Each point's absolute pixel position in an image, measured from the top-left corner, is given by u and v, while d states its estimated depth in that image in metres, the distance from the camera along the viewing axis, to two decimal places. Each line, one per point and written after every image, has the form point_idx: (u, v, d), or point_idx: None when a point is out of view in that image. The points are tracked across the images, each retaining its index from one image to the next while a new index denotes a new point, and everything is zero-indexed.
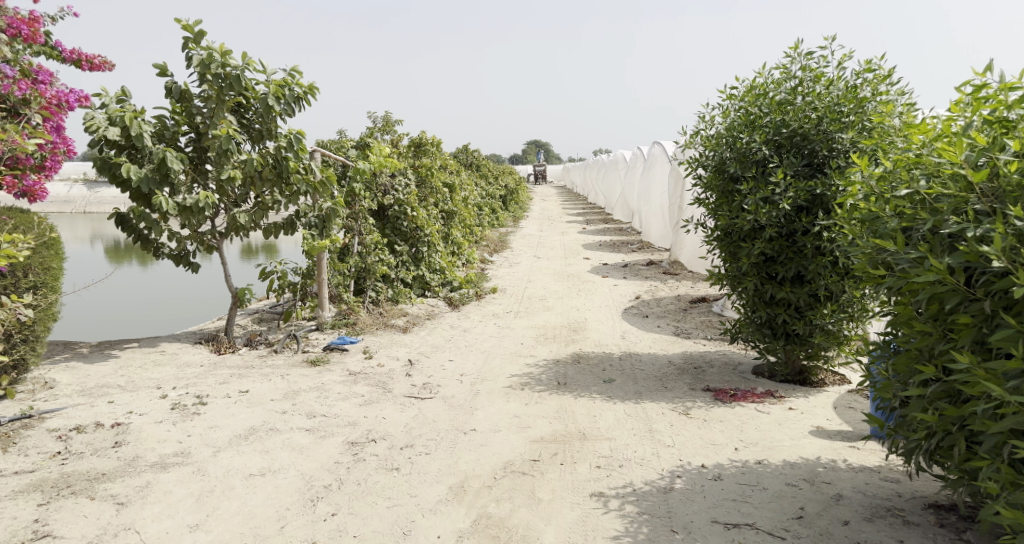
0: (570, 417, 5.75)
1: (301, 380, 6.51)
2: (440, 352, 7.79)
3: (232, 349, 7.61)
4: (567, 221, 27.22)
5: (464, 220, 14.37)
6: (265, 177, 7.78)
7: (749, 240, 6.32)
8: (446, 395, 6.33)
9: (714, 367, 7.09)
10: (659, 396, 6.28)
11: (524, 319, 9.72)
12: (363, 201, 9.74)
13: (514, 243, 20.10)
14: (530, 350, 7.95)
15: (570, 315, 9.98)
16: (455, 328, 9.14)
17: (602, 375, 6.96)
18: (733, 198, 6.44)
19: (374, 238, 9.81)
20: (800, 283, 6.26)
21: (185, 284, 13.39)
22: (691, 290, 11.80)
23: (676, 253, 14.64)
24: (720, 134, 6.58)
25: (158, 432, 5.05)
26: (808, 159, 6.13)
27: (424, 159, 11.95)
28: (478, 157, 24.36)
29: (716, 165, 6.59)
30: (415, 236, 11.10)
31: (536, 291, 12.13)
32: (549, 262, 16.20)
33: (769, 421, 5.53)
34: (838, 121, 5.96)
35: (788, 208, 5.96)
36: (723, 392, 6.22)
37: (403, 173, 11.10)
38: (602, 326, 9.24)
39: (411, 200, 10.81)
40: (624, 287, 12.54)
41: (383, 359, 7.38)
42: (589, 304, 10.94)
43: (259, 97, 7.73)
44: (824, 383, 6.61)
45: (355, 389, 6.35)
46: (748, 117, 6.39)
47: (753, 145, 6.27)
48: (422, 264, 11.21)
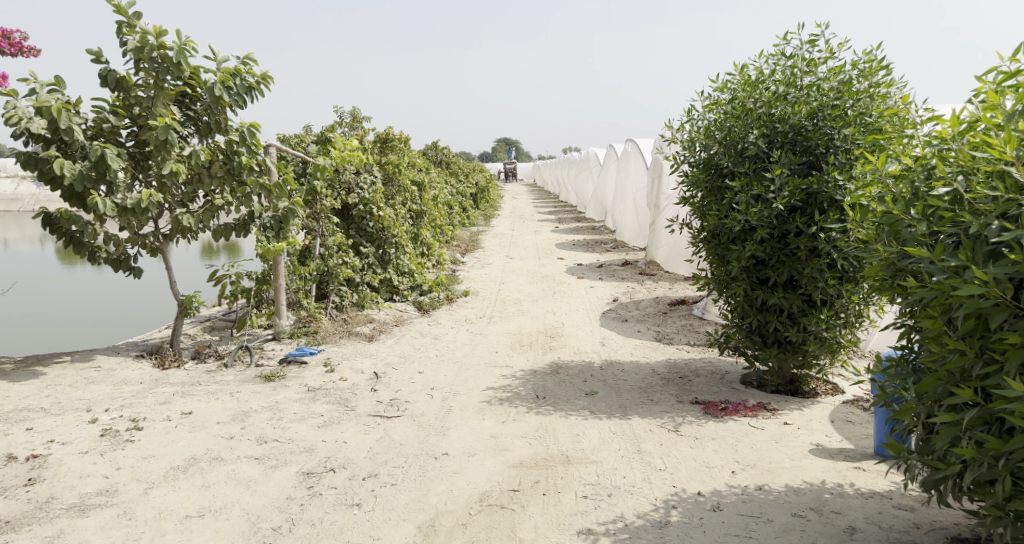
0: (550, 437, 5.27)
1: (252, 399, 5.98)
2: (408, 363, 7.25)
3: (178, 363, 7.03)
4: (540, 219, 26.79)
5: (433, 220, 13.84)
6: (214, 173, 7.26)
7: (739, 241, 5.88)
8: (415, 413, 5.80)
9: (700, 377, 6.66)
10: (644, 411, 5.81)
11: (497, 325, 9.23)
12: (324, 200, 9.14)
13: (485, 242, 19.58)
14: (506, 359, 7.45)
15: (546, 320, 9.49)
16: (425, 336, 8.59)
17: (582, 387, 6.49)
18: (723, 196, 6.03)
19: (337, 240, 9.21)
20: (792, 288, 5.84)
21: (136, 286, 12.49)
22: (670, 291, 11.42)
23: (652, 252, 14.32)
24: (710, 127, 6.20)
25: (81, 466, 4.46)
26: (805, 155, 5.73)
27: (391, 155, 11.39)
28: (448, 154, 23.83)
29: (705, 161, 6.19)
30: (381, 237, 10.53)
31: (510, 294, 11.64)
32: (522, 263, 15.74)
33: (766, 438, 5.09)
34: (837, 116, 5.58)
35: (781, 207, 5.55)
36: (712, 405, 5.78)
37: (368, 170, 10.52)
38: (579, 332, 8.78)
39: (376, 199, 10.26)
40: (601, 289, 12.13)
41: (346, 372, 6.81)
42: (565, 307, 10.48)
43: (206, 85, 7.12)
44: (816, 393, 6.14)
45: (313, 409, 5.78)
46: (741, 108, 6.01)
47: (746, 139, 5.89)
48: (389, 266, 10.65)
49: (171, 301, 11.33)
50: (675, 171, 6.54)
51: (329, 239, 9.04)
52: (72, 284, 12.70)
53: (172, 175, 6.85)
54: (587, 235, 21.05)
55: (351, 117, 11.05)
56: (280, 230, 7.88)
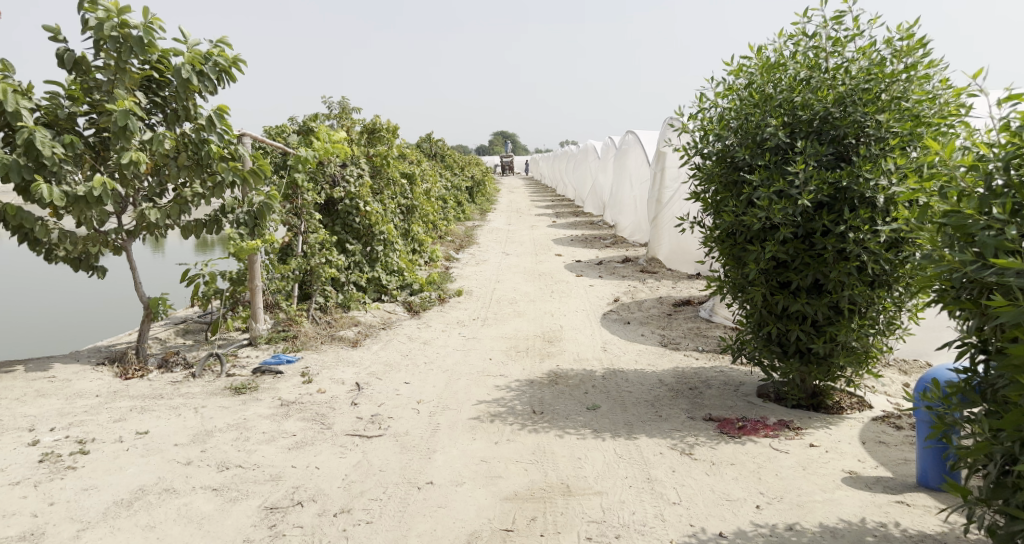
0: (549, 462, 4.69)
1: (218, 416, 5.41)
2: (393, 373, 6.67)
3: (142, 373, 6.44)
4: (536, 214, 26.18)
5: (425, 214, 13.26)
6: (180, 163, 6.69)
7: (759, 242, 5.30)
8: (397, 432, 5.23)
9: (712, 388, 6.08)
10: (652, 429, 5.24)
11: (492, 328, 8.68)
12: (306, 194, 8.55)
13: (480, 237, 18.98)
14: (500, 367, 6.89)
15: (544, 323, 8.91)
16: (413, 341, 8.01)
17: (583, 400, 5.90)
18: (740, 191, 5.43)
19: (320, 235, 8.62)
20: (817, 292, 5.27)
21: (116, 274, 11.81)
22: (673, 290, 10.85)
23: (654, 249, 13.79)
24: (724, 115, 5.61)
25: (10, 501, 3.91)
26: (832, 146, 5.15)
27: (379, 147, 10.79)
28: (443, 147, 23.22)
29: (720, 153, 5.59)
30: (368, 233, 9.95)
31: (505, 294, 11.06)
32: (518, 259, 15.16)
33: (791, 463, 4.53)
34: (869, 100, 5.00)
35: (808, 204, 4.95)
36: (728, 424, 5.20)
37: (355, 163, 9.95)
38: (579, 337, 8.20)
39: (363, 193, 9.68)
40: (601, 287, 11.56)
41: (325, 383, 6.24)
42: (563, 308, 9.91)
43: (173, 68, 6.55)
44: (842, 408, 5.56)
45: (284, 428, 5.20)
46: (759, 95, 5.42)
47: (765, 129, 5.30)
48: (377, 264, 10.09)
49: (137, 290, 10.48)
50: (685, 164, 5.94)
51: (310, 235, 8.46)
52: (37, 269, 11.86)
53: (131, 166, 6.22)
54: (585, 230, 20.48)
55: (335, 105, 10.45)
56: (256, 225, 7.30)
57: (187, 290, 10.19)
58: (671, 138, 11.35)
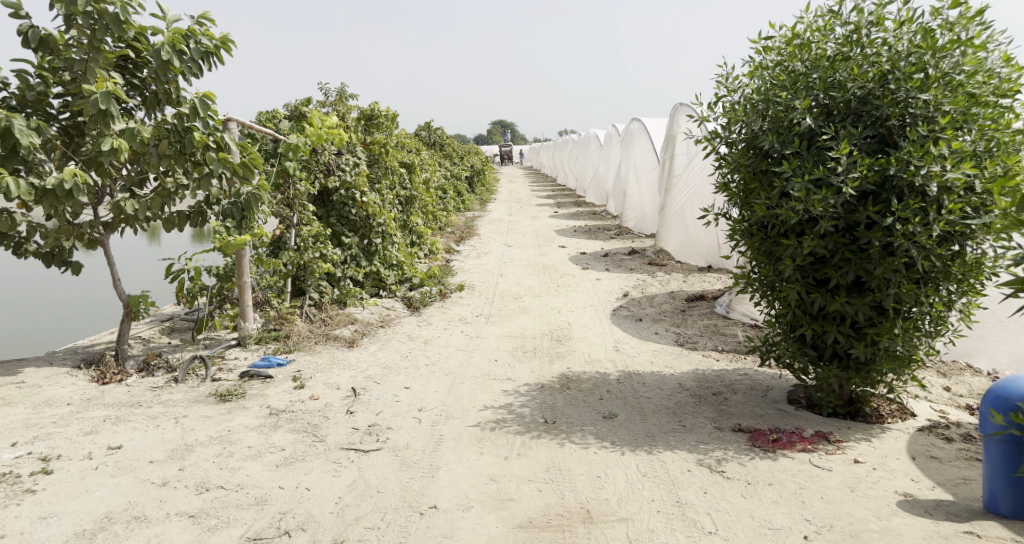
0: (565, 480, 4.23)
1: (200, 427, 4.93)
2: (392, 378, 6.19)
3: (120, 377, 5.95)
4: (537, 204, 25.66)
5: (425, 205, 12.76)
6: (161, 151, 6.18)
7: (796, 236, 4.80)
8: (397, 445, 4.76)
9: (737, 394, 5.60)
10: (676, 440, 4.76)
11: (497, 326, 8.22)
12: (298, 183, 8.05)
13: (481, 228, 18.47)
14: (506, 370, 6.42)
15: (551, 321, 8.43)
16: (413, 340, 7.53)
17: (598, 408, 5.42)
18: (771, 182, 4.88)
19: (314, 227, 8.13)
20: (858, 290, 4.79)
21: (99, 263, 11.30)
22: (685, 285, 10.37)
23: (662, 240, 13.32)
24: (748, 98, 5.05)
25: None
26: (873, 129, 4.59)
27: (376, 135, 10.28)
28: (443, 135, 22.65)
29: (747, 140, 5.02)
30: (365, 226, 9.47)
31: (508, 288, 10.57)
32: (521, 251, 14.66)
33: (837, 484, 4.05)
34: (914, 77, 4.47)
35: (852, 194, 4.42)
36: (761, 436, 4.72)
37: (350, 151, 9.46)
38: (589, 336, 7.72)
39: (359, 184, 9.19)
40: (609, 282, 11.07)
41: (318, 389, 5.77)
42: (570, 304, 9.44)
43: (152, 47, 6.03)
44: (882, 416, 5.09)
45: (272, 441, 4.72)
46: (788, 75, 4.85)
47: (795, 111, 4.75)
48: (375, 258, 9.60)
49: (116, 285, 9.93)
50: (707, 154, 5.40)
51: (303, 228, 7.96)
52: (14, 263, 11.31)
53: (110, 153, 5.69)
54: (588, 221, 19.99)
55: (329, 90, 9.93)
56: (243, 218, 6.81)
57: (174, 285, 9.69)
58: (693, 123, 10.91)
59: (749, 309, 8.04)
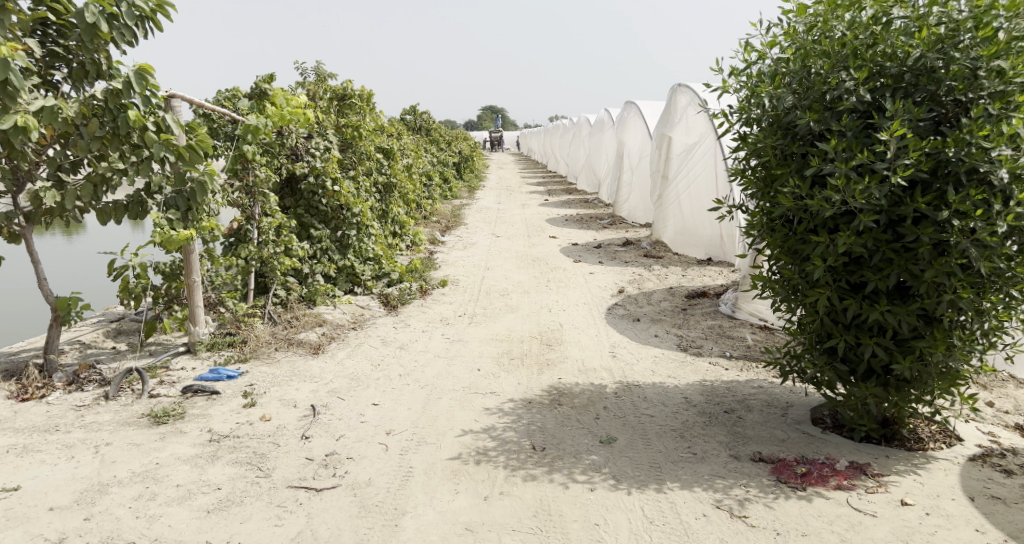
0: (557, 529, 3.52)
1: (123, 458, 4.17)
2: (359, 392, 5.45)
3: (42, 392, 5.16)
4: (527, 192, 24.90)
5: (406, 194, 11.96)
6: (90, 132, 5.40)
7: (830, 231, 4.07)
8: (358, 481, 4.02)
9: (754, 412, 4.84)
10: (687, 475, 4.01)
11: (480, 328, 7.53)
12: (257, 169, 7.32)
13: (468, 217, 17.67)
14: (489, 383, 5.70)
15: (541, 323, 7.71)
16: (388, 346, 6.79)
17: (594, 430, 4.68)
18: (803, 167, 4.14)
19: (274, 220, 7.48)
20: (902, 296, 4.07)
21: (21, 248, 10.18)
22: (684, 279, 9.67)
23: (659, 231, 12.62)
24: (778, 68, 4.29)
25: None
26: (928, 106, 3.87)
27: (350, 116, 9.51)
28: (429, 120, 21.77)
29: (775, 117, 4.27)
30: (337, 216, 8.73)
31: (495, 284, 9.84)
32: (509, 242, 13.89)
33: (886, 537, 3.35)
34: (983, 43, 3.72)
35: (903, 182, 3.69)
36: (786, 467, 4.00)
37: (321, 135, 8.75)
38: (583, 339, 7.01)
39: (330, 170, 8.44)
40: (602, 276, 10.35)
41: (271, 409, 5.02)
42: (561, 302, 8.73)
43: (76, 9, 5.27)
44: (923, 440, 4.33)
45: (206, 477, 3.97)
46: (830, 40, 4.08)
47: (839, 84, 4.00)
48: (349, 251, 8.87)
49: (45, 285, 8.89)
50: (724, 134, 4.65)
51: (264, 221, 7.33)
52: None
53: (15, 132, 4.94)
54: (579, 210, 19.26)
55: (298, 66, 9.17)
56: (188, 209, 6.07)
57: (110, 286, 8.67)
58: (704, 101, 10.17)
59: (756, 308, 7.33)
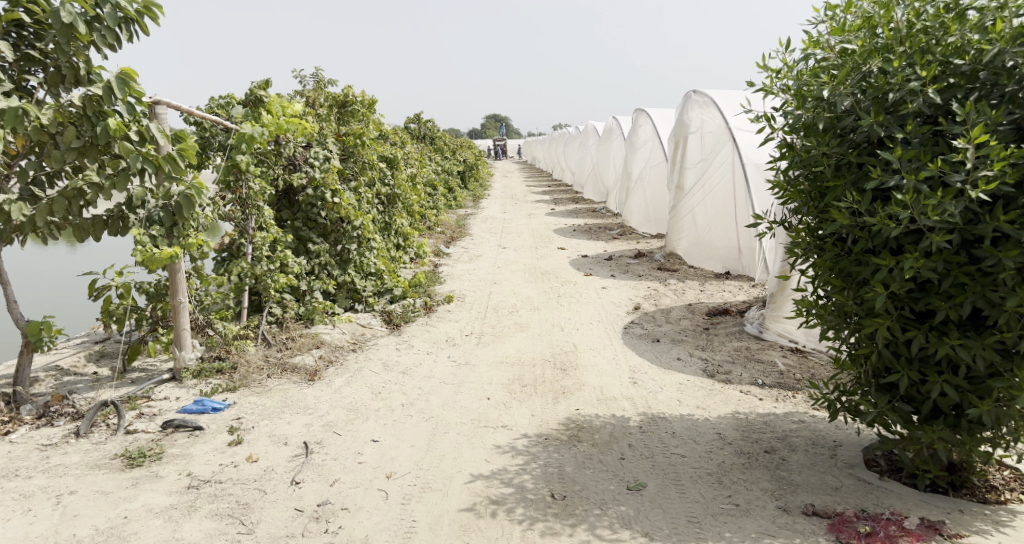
0: None
1: (87, 511, 3.69)
2: (358, 426, 4.96)
3: (8, 427, 4.68)
4: (532, 200, 24.45)
5: (409, 204, 11.48)
6: (65, 142, 4.95)
7: (895, 252, 3.56)
8: (354, 539, 3.53)
9: (798, 453, 4.32)
10: (731, 534, 3.50)
11: (488, 350, 7.04)
12: (250, 181, 6.89)
13: (474, 228, 17.20)
14: (500, 415, 5.20)
15: (554, 344, 7.21)
16: (390, 370, 6.29)
17: (620, 473, 4.18)
18: (861, 178, 3.65)
19: (268, 235, 7.00)
20: (978, 326, 3.55)
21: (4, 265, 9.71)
22: (702, 295, 9.16)
23: (672, 242, 12.12)
24: (830, 66, 3.80)
25: None
26: (1010, 108, 3.36)
27: (351, 124, 9.05)
28: (433, 128, 21.36)
29: (829, 122, 3.77)
30: (337, 229, 8.26)
31: (503, 299, 9.35)
32: (516, 254, 13.40)
33: None
34: None
35: (985, 197, 3.19)
36: (846, 524, 3.49)
37: (320, 144, 8.30)
38: (600, 363, 6.51)
39: (330, 181, 7.98)
40: (615, 291, 9.85)
41: (260, 448, 4.53)
42: (574, 320, 8.24)
43: (51, 8, 4.77)
44: (997, 490, 3.81)
45: (180, 536, 3.49)
46: (891, 34, 3.59)
47: (903, 84, 3.50)
48: (349, 266, 8.39)
49: (25, 304, 8.40)
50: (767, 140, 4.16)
51: (257, 235, 6.87)
52: None
53: None
54: (588, 219, 18.78)
55: (299, 71, 8.75)
56: (174, 225, 5.59)
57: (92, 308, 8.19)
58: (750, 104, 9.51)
59: (785, 329, 6.82)
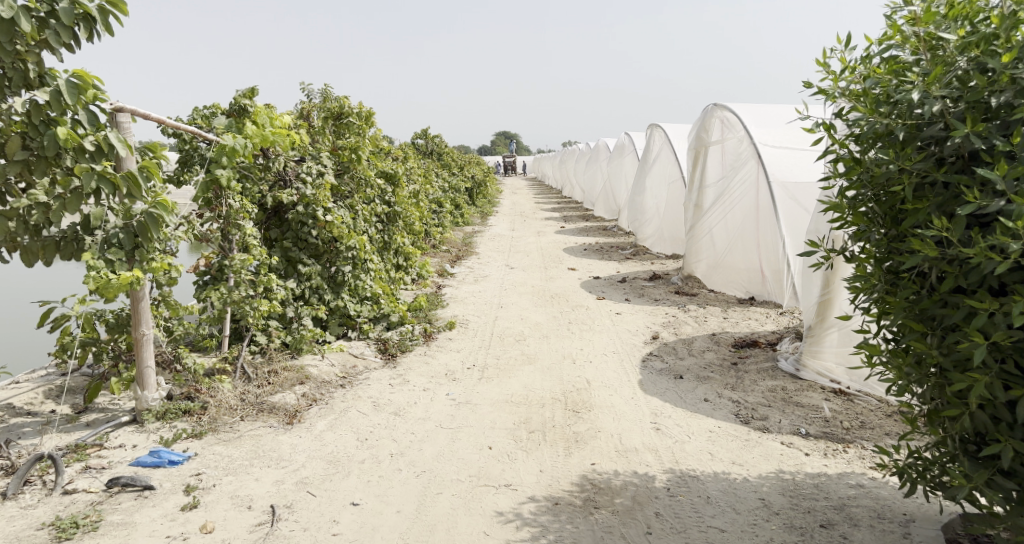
0: None
1: None
2: (337, 484, 4.27)
3: None
4: (541, 218, 23.82)
5: (411, 222, 10.83)
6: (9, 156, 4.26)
7: (996, 293, 2.86)
8: None
9: (862, 530, 3.65)
10: None
11: (492, 386, 6.33)
12: (232, 199, 6.26)
13: (481, 246, 16.54)
14: (504, 469, 4.49)
15: (564, 380, 6.50)
16: (380, 411, 5.58)
17: None
18: (952, 200, 2.97)
19: (249, 256, 6.26)
20: None
21: None
22: (725, 324, 8.45)
23: (689, 265, 11.40)
24: (909, 64, 3.15)
25: None
26: None
27: (348, 137, 8.43)
28: (440, 144, 20.80)
29: (908, 131, 3.11)
30: (330, 250, 7.59)
31: (510, 325, 8.66)
32: (524, 274, 12.71)
33: None
34: None
35: None
36: None
37: (314, 159, 7.75)
38: (616, 404, 5.80)
39: (322, 198, 7.31)
40: (630, 317, 9.15)
41: (218, 514, 3.85)
42: (586, 351, 7.52)
43: None
44: None
45: None
46: (989, 24, 2.93)
47: (1010, 84, 2.83)
48: (342, 290, 7.72)
49: None
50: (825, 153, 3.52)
51: (236, 257, 6.10)
52: None
53: None
54: (599, 238, 18.12)
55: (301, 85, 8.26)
56: (135, 247, 4.90)
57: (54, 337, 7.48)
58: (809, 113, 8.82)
59: (825, 368, 6.20)
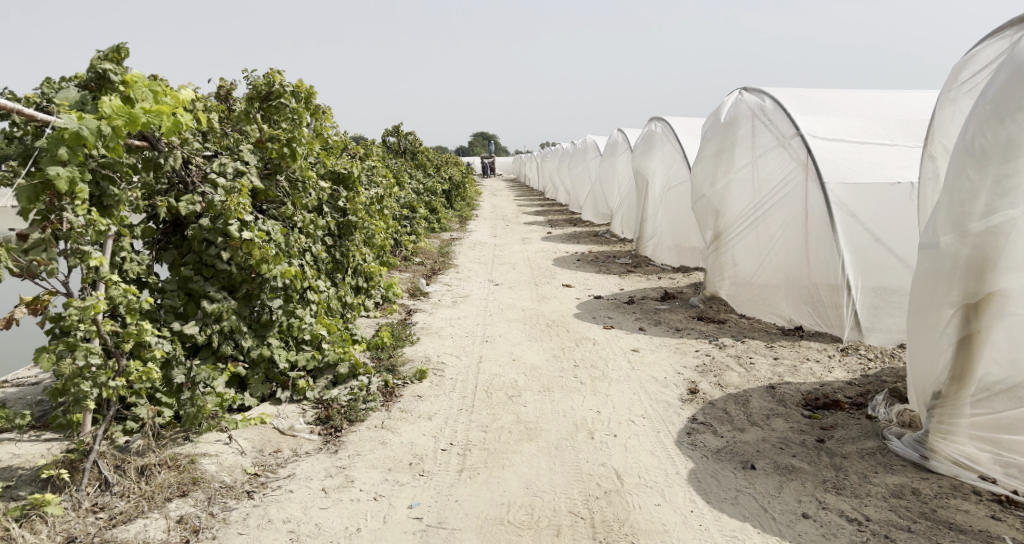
0: None
1: None
2: None
3: None
4: (525, 222, 21.70)
5: (373, 235, 8.68)
6: None
7: None
8: None
9: None
10: None
11: (476, 486, 4.26)
12: (72, 210, 4.01)
13: (459, 256, 14.40)
14: None
15: (583, 472, 4.44)
16: None
17: None
18: None
19: (99, 300, 3.95)
20: None
21: None
22: (780, 370, 6.47)
23: (710, 282, 9.39)
24: None
25: None
26: None
27: (279, 126, 6.27)
28: (414, 141, 18.62)
29: None
30: (250, 279, 5.39)
31: (499, 372, 6.56)
32: (511, 294, 10.63)
33: None
34: None
35: None
36: None
37: (230, 154, 5.62)
38: (669, 527, 3.81)
39: (235, 207, 5.14)
40: (652, 356, 7.14)
41: None
42: (605, 415, 5.48)
43: None
44: None
45: None
46: None
47: None
48: (269, 333, 5.55)
49: None
50: None
51: (72, 305, 3.84)
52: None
53: None
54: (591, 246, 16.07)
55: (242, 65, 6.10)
56: None
57: None
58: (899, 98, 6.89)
59: (966, 454, 4.23)
